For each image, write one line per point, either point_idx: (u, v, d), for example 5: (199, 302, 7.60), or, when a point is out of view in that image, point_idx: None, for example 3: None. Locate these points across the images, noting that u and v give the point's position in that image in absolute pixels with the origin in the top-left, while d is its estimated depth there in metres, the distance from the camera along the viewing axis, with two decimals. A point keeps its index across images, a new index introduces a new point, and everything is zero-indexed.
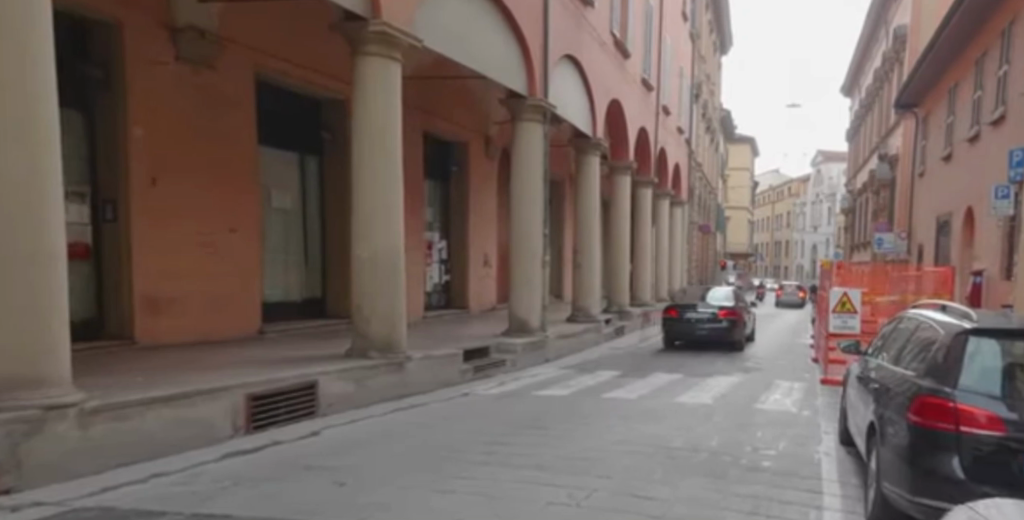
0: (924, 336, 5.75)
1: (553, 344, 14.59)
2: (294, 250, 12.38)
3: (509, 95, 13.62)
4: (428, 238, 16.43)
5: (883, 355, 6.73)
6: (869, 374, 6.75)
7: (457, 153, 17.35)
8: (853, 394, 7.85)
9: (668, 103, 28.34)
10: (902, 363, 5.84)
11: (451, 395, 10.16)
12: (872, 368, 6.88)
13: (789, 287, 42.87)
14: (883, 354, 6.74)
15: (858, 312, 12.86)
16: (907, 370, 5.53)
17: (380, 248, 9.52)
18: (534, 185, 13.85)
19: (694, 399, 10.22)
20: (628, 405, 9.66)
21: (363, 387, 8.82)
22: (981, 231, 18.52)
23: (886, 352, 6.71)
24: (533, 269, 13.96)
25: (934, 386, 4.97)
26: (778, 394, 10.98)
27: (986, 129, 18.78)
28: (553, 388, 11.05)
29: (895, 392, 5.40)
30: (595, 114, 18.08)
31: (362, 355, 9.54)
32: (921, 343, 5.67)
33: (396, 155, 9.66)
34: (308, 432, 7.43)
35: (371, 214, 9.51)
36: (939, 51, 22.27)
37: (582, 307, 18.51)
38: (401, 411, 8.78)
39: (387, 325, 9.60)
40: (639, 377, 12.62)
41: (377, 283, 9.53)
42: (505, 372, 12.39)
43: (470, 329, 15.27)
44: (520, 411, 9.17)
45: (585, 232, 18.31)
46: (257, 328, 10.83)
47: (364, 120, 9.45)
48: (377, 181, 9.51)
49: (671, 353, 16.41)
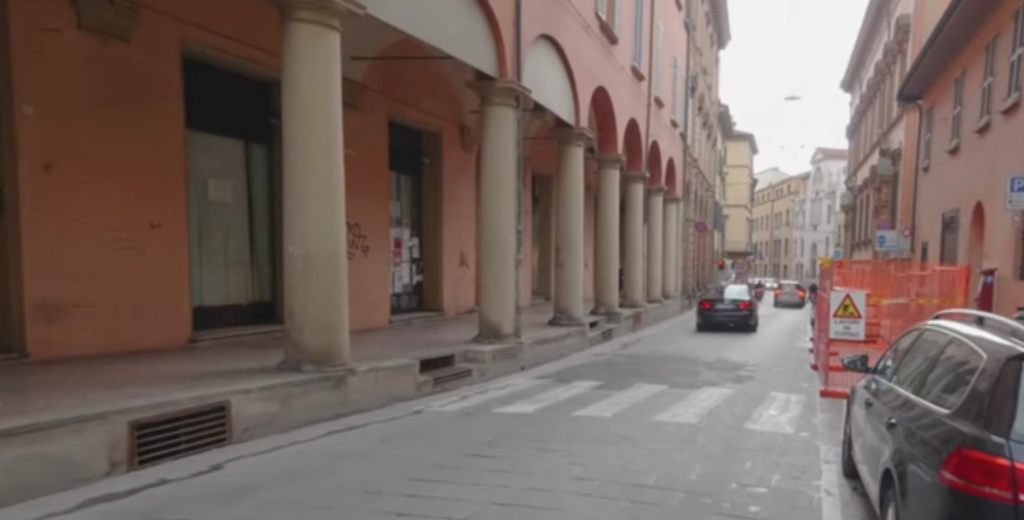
0: (952, 357, 4.75)
1: (529, 351, 13.41)
2: (238, 249, 11.16)
3: (478, 77, 12.42)
4: (395, 236, 15.25)
5: (901, 376, 5.53)
6: (883, 401, 5.54)
7: (428, 144, 16.10)
8: (860, 418, 6.66)
9: (661, 94, 27.19)
10: (926, 391, 4.82)
11: (402, 413, 8.95)
12: (886, 391, 5.67)
13: (788, 287, 41.63)
14: (898, 375, 5.59)
15: (862, 317, 11.64)
16: (934, 405, 4.54)
17: (314, 245, 8.33)
18: (506, 177, 12.69)
19: (677, 417, 9.01)
20: (601, 425, 8.46)
21: (292, 406, 7.64)
22: (992, 227, 17.32)
23: (902, 372, 5.57)
24: (506, 268, 12.79)
25: (978, 435, 4.01)
26: (773, 410, 9.77)
27: (997, 118, 17.57)
28: (520, 403, 9.84)
29: (923, 435, 4.41)
30: (578, 102, 16.87)
31: (295, 367, 8.33)
32: (949, 369, 4.70)
33: (335, 137, 8.46)
34: (211, 466, 6.25)
35: (306, 206, 8.30)
36: (945, 37, 21.07)
37: (565, 309, 17.31)
38: (335, 435, 7.58)
39: (325, 332, 8.42)
40: (619, 388, 11.42)
41: (312, 285, 8.35)
42: (471, 384, 11.19)
43: (440, 334, 14.05)
44: (475, 432, 7.98)
45: (568, 230, 17.17)
46: (187, 337, 9.64)
47: (295, 97, 8.25)
48: (312, 168, 8.31)
49: (659, 360, 15.21)
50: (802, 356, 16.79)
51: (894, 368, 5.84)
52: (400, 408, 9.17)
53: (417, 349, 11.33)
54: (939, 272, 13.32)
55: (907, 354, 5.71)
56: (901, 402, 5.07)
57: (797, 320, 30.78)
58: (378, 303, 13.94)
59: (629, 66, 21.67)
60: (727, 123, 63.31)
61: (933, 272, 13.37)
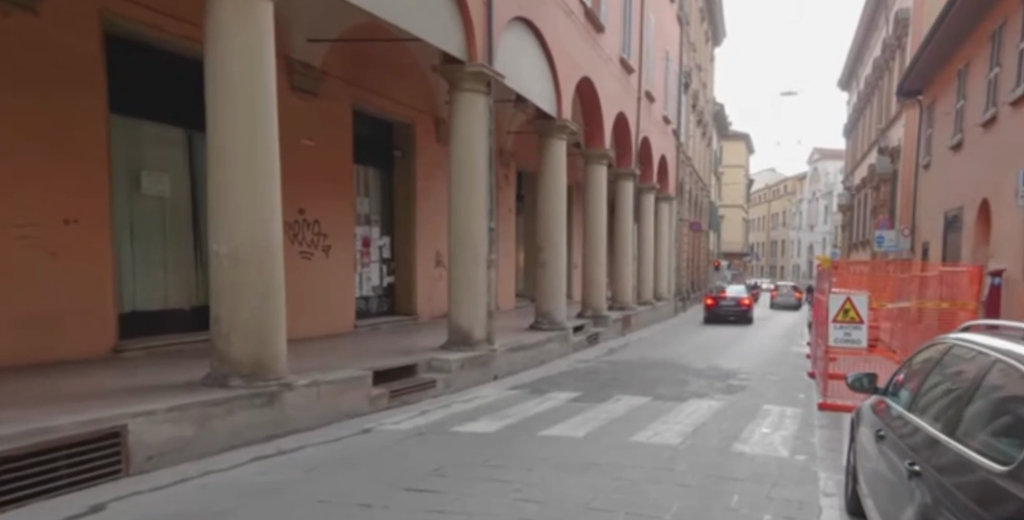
0: (1010, 394, 3.80)
1: (503, 358, 12.40)
2: (179, 248, 10.14)
3: (445, 61, 11.41)
4: (363, 234, 14.28)
5: (926, 411, 4.56)
6: (905, 439, 4.56)
7: (400, 137, 15.15)
8: (866, 443, 5.65)
9: (652, 88, 26.17)
10: (977, 441, 3.86)
11: (348, 432, 7.95)
12: (904, 425, 4.69)
13: (784, 287, 40.59)
14: (923, 407, 4.63)
15: (865, 323, 10.60)
16: (990, 460, 3.67)
17: (243, 241, 7.32)
18: (478, 169, 11.66)
19: (657, 436, 7.99)
20: (569, 447, 7.51)
21: (211, 429, 6.63)
22: (999, 225, 16.36)
23: (929, 403, 4.62)
24: (478, 268, 11.77)
25: None
26: (766, 427, 8.75)
27: (1004, 109, 16.59)
28: (484, 420, 8.81)
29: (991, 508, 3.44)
30: (561, 91, 15.86)
31: (221, 382, 7.30)
32: (1000, 410, 3.82)
33: (269, 119, 7.47)
34: (90, 507, 5.42)
35: (235, 196, 7.29)
36: (947, 26, 20.10)
37: (546, 312, 16.23)
38: (259, 462, 6.62)
39: (256, 341, 7.40)
40: (598, 400, 10.44)
41: (240, 288, 7.34)
42: (435, 397, 10.19)
43: (408, 340, 13.02)
44: (424, 457, 6.98)
45: (550, 227, 16.19)
46: (113, 346, 8.63)
47: (220, 72, 7.25)
48: (242, 154, 7.30)
49: (644, 367, 14.19)
50: (799, 362, 15.77)
51: (916, 396, 4.86)
52: (347, 426, 8.15)
53: (375, 357, 10.31)
54: (944, 273, 12.12)
55: (933, 378, 4.74)
56: (935, 445, 4.19)
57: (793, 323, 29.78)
58: (342, 306, 12.94)
59: (616, 56, 20.68)
60: (722, 121, 62.25)
61: (945, 273, 12.10)
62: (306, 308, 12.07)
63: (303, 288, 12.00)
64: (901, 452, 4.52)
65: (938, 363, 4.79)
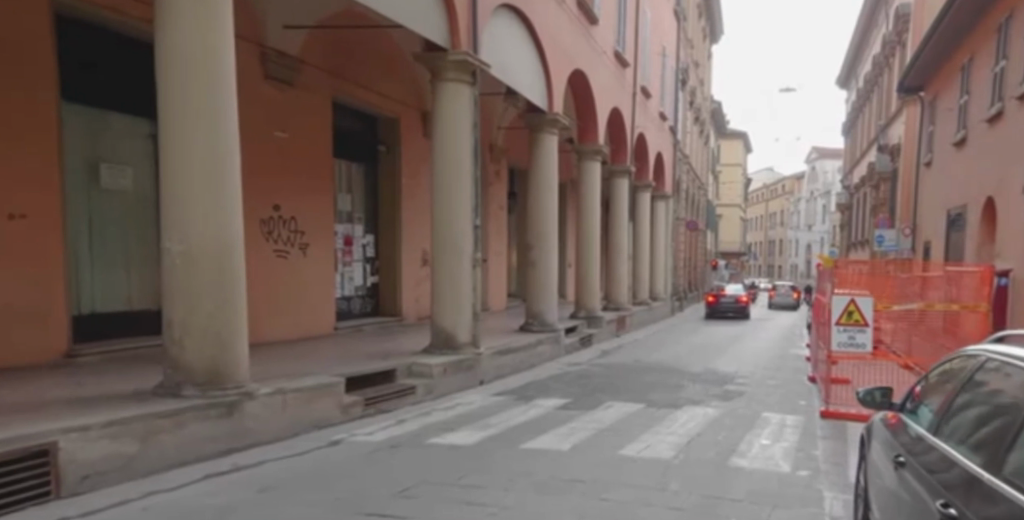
0: None
1: (490, 361, 11.83)
2: (145, 247, 9.57)
3: (427, 48, 10.82)
4: (344, 231, 13.71)
5: (959, 436, 4.13)
6: (933, 467, 4.12)
7: (384, 132, 14.56)
8: (877, 463, 5.09)
9: (648, 84, 25.62)
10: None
11: (315, 445, 7.37)
12: (933, 451, 4.25)
13: (782, 287, 40.02)
14: (952, 432, 4.20)
15: (870, 325, 10.03)
16: None
17: (198, 238, 6.73)
18: (462, 163, 11.07)
19: (648, 449, 7.40)
20: (553, 461, 6.94)
21: (157, 445, 6.09)
22: (1006, 223, 15.80)
23: (961, 431, 4.14)
24: (463, 268, 11.19)
25: None
26: (765, 438, 8.18)
27: (1011, 104, 16.04)
28: (464, 430, 8.23)
29: None
30: (551, 84, 15.29)
31: (174, 391, 6.71)
32: None
33: (227, 106, 6.88)
34: None
35: (188, 188, 6.70)
36: (951, 20, 19.56)
37: (536, 313, 15.65)
38: (210, 481, 6.06)
39: (213, 347, 6.81)
40: (588, 407, 9.87)
41: (195, 288, 6.74)
42: (415, 404, 9.62)
43: (391, 343, 12.44)
44: (392, 474, 6.41)
45: (540, 225, 15.62)
46: (63, 353, 8.10)
47: (172, 53, 6.66)
48: (196, 143, 6.72)
49: (638, 371, 13.61)
50: (799, 365, 15.20)
51: (944, 422, 4.36)
52: (314, 438, 7.57)
53: (351, 362, 9.74)
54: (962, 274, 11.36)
55: (965, 405, 4.21)
56: (973, 485, 3.72)
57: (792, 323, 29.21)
58: (321, 308, 12.36)
59: (610, 49, 20.11)
60: (720, 120, 61.66)
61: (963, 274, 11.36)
62: (281, 310, 11.49)
63: (278, 289, 11.41)
64: (928, 487, 4.04)
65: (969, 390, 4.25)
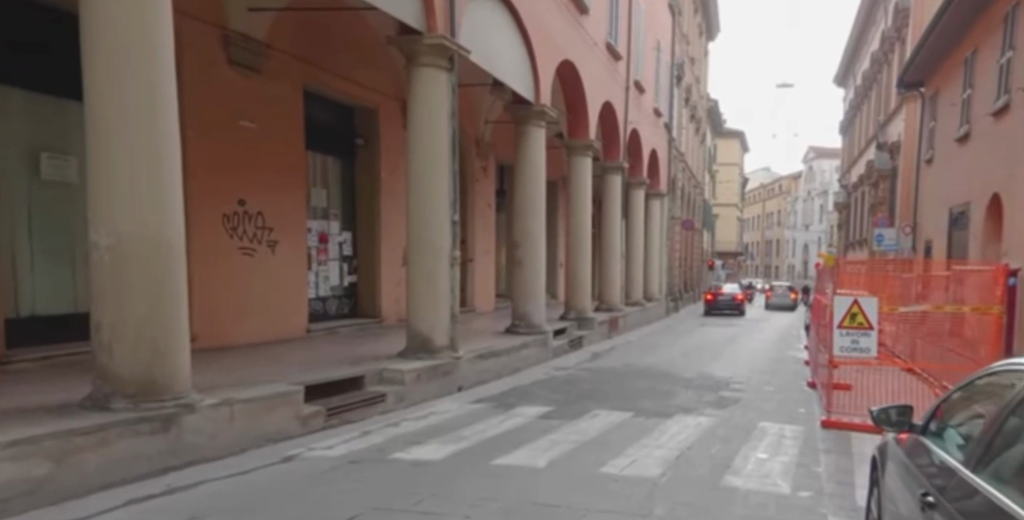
0: None
1: (470, 366, 11.12)
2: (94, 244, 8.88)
3: (400, 31, 10.12)
4: (318, 228, 13.01)
5: (1005, 470, 3.39)
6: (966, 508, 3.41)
7: (362, 124, 13.88)
8: (892, 490, 4.40)
9: (642, 78, 24.96)
10: None
11: (265, 462, 6.65)
12: (969, 486, 3.53)
13: (779, 288, 39.41)
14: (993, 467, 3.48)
15: (875, 329, 9.34)
16: None
17: (129, 232, 6.02)
18: (440, 153, 10.35)
19: (632, 467, 6.70)
20: (525, 481, 6.24)
21: (73, 467, 5.43)
22: (1015, 220, 15.09)
23: (1006, 465, 3.41)
24: (441, 266, 10.49)
25: None
26: (762, 452, 7.48)
27: (1019, 96, 15.34)
28: (433, 443, 7.51)
29: None
30: (537, 74, 14.57)
31: (103, 404, 6.02)
32: None
33: (164, 86, 6.18)
34: None
35: (119, 178, 6.00)
36: (954, 11, 18.86)
37: (523, 314, 14.95)
38: (132, 509, 5.36)
39: (148, 354, 6.10)
40: (572, 417, 9.16)
41: (127, 289, 6.04)
42: (385, 413, 8.91)
43: (366, 346, 11.73)
44: (342, 498, 5.70)
45: (526, 222, 14.94)
46: None
47: (98, 26, 5.96)
48: (127, 126, 6.01)
49: (629, 376, 12.91)
50: (798, 369, 14.51)
51: (986, 450, 3.61)
52: (265, 454, 6.86)
53: (315, 368, 9.03)
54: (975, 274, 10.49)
55: (1006, 425, 3.56)
56: None
57: (789, 324, 28.60)
58: (293, 309, 11.66)
59: (601, 40, 19.39)
60: (716, 117, 61.01)
61: (974, 274, 10.50)
62: (248, 312, 10.79)
63: (244, 290, 10.71)
64: None
65: (1012, 408, 3.59)
